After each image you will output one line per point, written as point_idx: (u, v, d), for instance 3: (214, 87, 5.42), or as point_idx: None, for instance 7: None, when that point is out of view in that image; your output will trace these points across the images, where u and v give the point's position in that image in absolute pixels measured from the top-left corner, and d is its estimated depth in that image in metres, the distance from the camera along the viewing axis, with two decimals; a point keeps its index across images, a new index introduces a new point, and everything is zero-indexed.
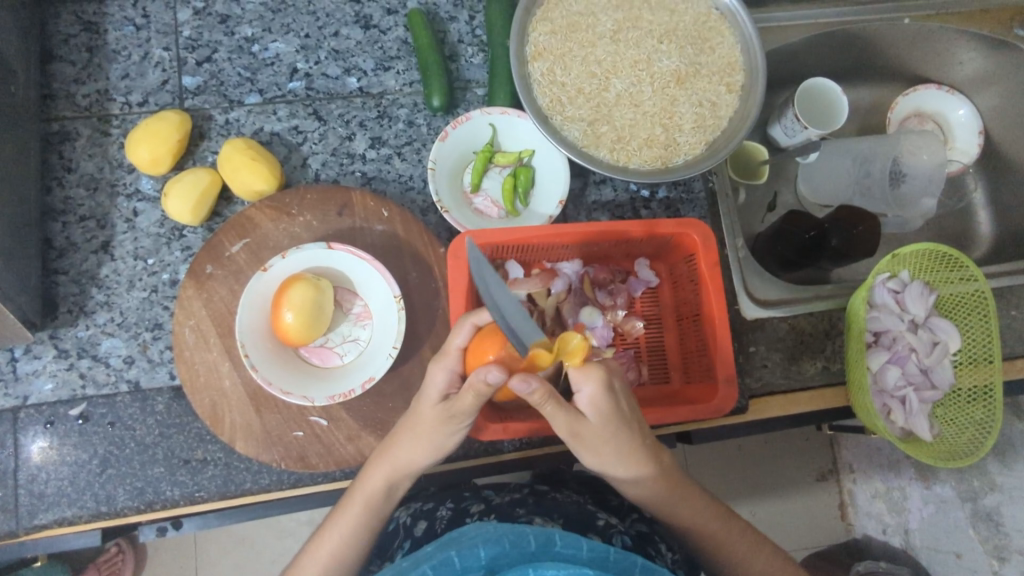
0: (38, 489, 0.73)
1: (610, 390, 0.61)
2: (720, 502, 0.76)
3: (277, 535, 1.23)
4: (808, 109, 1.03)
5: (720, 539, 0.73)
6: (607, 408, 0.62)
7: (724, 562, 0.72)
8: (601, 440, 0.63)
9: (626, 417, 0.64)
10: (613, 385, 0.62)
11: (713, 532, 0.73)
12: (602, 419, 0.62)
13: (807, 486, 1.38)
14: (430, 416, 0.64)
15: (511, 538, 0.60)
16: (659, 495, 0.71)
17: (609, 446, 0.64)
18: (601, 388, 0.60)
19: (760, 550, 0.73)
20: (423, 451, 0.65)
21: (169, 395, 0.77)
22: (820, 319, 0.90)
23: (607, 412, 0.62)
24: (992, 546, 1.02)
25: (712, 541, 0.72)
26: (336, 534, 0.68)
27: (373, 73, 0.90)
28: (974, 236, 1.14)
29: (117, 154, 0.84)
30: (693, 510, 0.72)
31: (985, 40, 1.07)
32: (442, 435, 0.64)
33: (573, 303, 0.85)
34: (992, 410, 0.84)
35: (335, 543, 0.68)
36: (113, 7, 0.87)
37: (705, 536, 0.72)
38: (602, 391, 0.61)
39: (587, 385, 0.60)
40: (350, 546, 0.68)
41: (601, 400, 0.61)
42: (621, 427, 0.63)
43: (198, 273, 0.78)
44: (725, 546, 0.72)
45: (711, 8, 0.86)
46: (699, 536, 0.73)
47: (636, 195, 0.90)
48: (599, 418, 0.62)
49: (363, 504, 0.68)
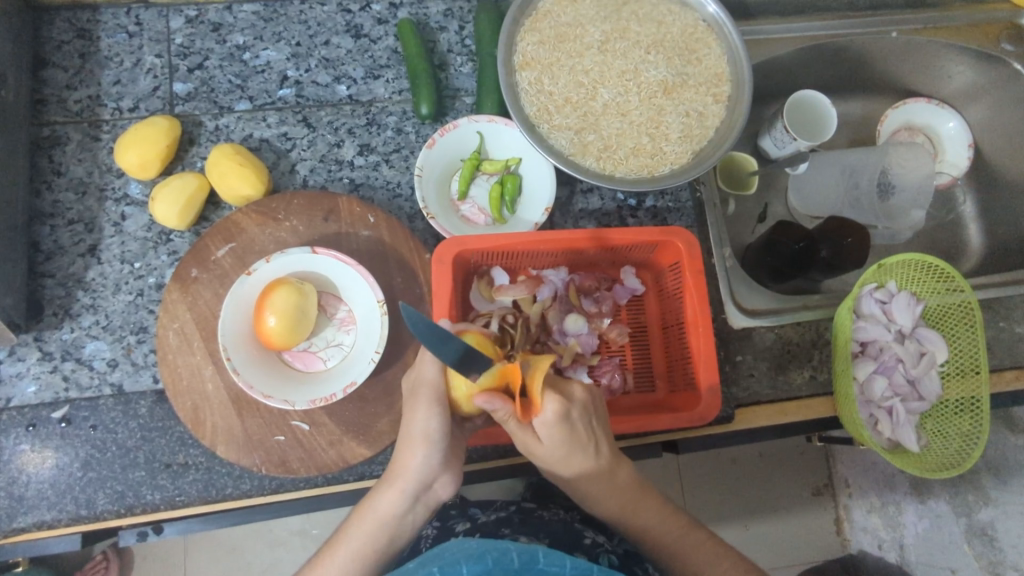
0: (18, 492, 0.73)
1: (564, 419, 0.60)
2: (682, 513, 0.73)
3: (266, 545, 1.22)
4: (797, 121, 1.03)
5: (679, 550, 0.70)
6: (559, 436, 0.60)
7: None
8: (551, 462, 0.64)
9: (583, 441, 0.62)
10: (570, 414, 0.60)
11: (672, 541, 0.70)
12: (555, 443, 0.61)
13: (801, 500, 1.36)
14: (410, 399, 0.65)
15: (495, 555, 0.61)
16: (614, 504, 0.68)
17: (561, 466, 0.63)
18: (555, 418, 0.59)
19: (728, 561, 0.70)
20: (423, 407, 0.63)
21: (152, 399, 0.77)
22: (806, 329, 0.90)
23: (559, 438, 0.61)
24: (987, 561, 1.02)
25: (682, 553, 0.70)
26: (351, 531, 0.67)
27: (362, 81, 0.91)
28: (965, 248, 1.14)
29: (107, 158, 0.85)
30: (649, 517, 0.70)
31: (973, 54, 1.08)
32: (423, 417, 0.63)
33: (558, 310, 0.85)
34: (979, 421, 0.83)
35: (344, 552, 0.66)
36: (107, 15, 0.89)
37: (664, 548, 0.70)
38: (558, 418, 0.59)
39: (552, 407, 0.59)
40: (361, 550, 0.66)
41: (556, 426, 0.60)
42: (575, 449, 0.62)
43: (183, 276, 0.78)
44: (682, 558, 0.70)
45: (698, 20, 0.87)
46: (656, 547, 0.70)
47: (623, 204, 0.90)
48: (551, 444, 0.61)
49: (374, 506, 0.65)
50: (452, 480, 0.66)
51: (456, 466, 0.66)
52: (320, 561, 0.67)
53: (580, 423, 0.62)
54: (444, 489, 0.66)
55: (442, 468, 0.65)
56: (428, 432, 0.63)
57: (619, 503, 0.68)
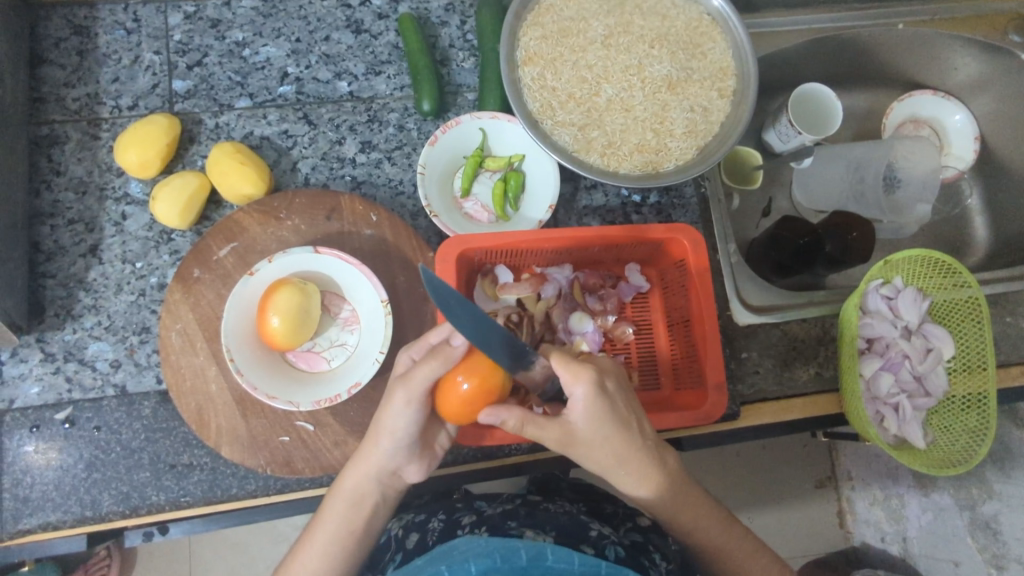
0: (22, 493, 0.73)
1: (601, 392, 0.60)
2: (721, 507, 0.75)
3: (270, 540, 1.22)
4: (803, 115, 1.02)
5: (722, 543, 0.73)
6: (600, 410, 0.60)
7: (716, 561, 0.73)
8: (596, 445, 0.62)
9: (625, 418, 0.63)
10: (605, 388, 0.61)
11: (716, 538, 0.73)
12: (594, 420, 0.61)
13: (805, 493, 1.36)
14: (387, 391, 0.63)
15: (502, 552, 0.61)
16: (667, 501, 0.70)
17: (604, 450, 0.63)
18: (591, 389, 0.59)
19: (763, 559, 0.74)
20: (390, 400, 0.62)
21: (155, 400, 0.77)
22: (813, 325, 0.89)
23: (594, 418, 0.60)
24: (990, 554, 1.02)
25: (711, 545, 0.73)
26: (323, 526, 0.67)
27: (363, 78, 0.90)
28: (971, 241, 1.13)
29: (106, 157, 0.84)
30: (696, 515, 0.71)
31: (981, 46, 1.06)
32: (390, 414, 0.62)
33: (562, 308, 0.85)
34: (986, 416, 0.81)
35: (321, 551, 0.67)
36: (104, 12, 0.88)
37: (707, 542, 0.73)
38: (593, 397, 0.60)
39: (580, 395, 0.60)
40: (328, 548, 0.67)
41: (593, 401, 0.60)
42: (618, 427, 0.62)
43: (185, 276, 0.77)
44: (722, 548, 0.73)
45: (703, 13, 0.86)
46: (699, 542, 0.73)
47: (627, 201, 0.90)
48: (591, 423, 0.61)
49: (343, 499, 0.67)
50: (418, 469, 0.68)
51: (424, 455, 0.68)
52: (293, 557, 0.68)
53: (618, 396, 0.63)
54: (411, 476, 0.68)
55: (408, 456, 0.66)
56: (397, 427, 0.63)
57: (672, 500, 0.70)
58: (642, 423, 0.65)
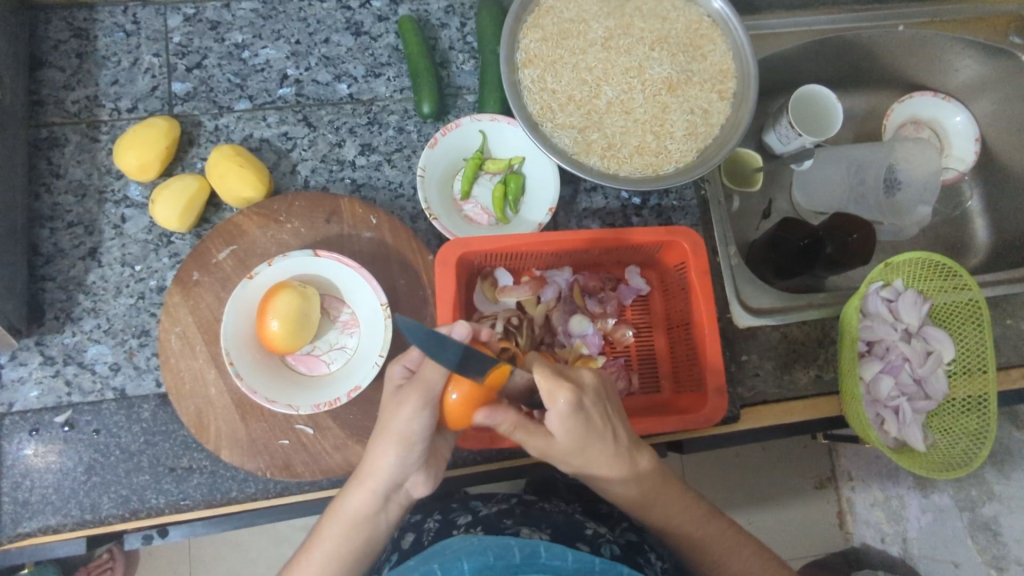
0: (22, 497, 0.73)
1: (577, 406, 0.59)
2: (701, 501, 0.74)
3: (271, 541, 1.22)
4: (803, 117, 1.02)
5: (698, 538, 0.72)
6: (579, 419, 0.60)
7: (697, 557, 0.72)
8: (581, 448, 0.62)
9: (601, 428, 0.62)
10: (582, 402, 0.60)
11: (694, 533, 0.72)
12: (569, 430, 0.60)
13: (804, 494, 1.36)
14: (395, 397, 0.63)
15: (495, 551, 0.62)
16: (636, 494, 0.70)
17: (585, 455, 0.63)
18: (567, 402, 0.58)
19: (746, 553, 0.72)
20: (396, 408, 0.62)
21: (155, 403, 0.77)
22: (812, 327, 0.89)
23: (576, 426, 0.60)
24: (991, 556, 1.01)
25: (689, 539, 0.72)
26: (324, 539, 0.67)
27: (363, 80, 0.90)
28: (972, 242, 1.13)
29: (105, 160, 0.84)
30: (669, 511, 0.71)
31: (981, 48, 1.06)
32: (401, 419, 0.62)
33: (562, 311, 0.85)
34: (986, 419, 0.82)
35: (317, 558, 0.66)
36: (104, 14, 0.87)
37: (681, 535, 0.72)
38: (571, 409, 0.59)
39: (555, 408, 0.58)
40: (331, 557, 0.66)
41: (568, 416, 0.59)
42: (595, 436, 0.62)
43: (184, 280, 0.77)
44: (702, 543, 0.72)
45: (703, 15, 0.86)
46: (678, 536, 0.72)
47: (627, 203, 0.90)
48: (568, 430, 0.60)
49: (345, 510, 0.66)
50: (426, 478, 0.67)
51: (430, 465, 0.68)
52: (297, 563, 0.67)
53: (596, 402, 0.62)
54: (416, 490, 0.68)
55: (414, 467, 0.65)
56: (410, 433, 0.62)
57: (642, 493, 0.69)
58: (618, 429, 0.64)
